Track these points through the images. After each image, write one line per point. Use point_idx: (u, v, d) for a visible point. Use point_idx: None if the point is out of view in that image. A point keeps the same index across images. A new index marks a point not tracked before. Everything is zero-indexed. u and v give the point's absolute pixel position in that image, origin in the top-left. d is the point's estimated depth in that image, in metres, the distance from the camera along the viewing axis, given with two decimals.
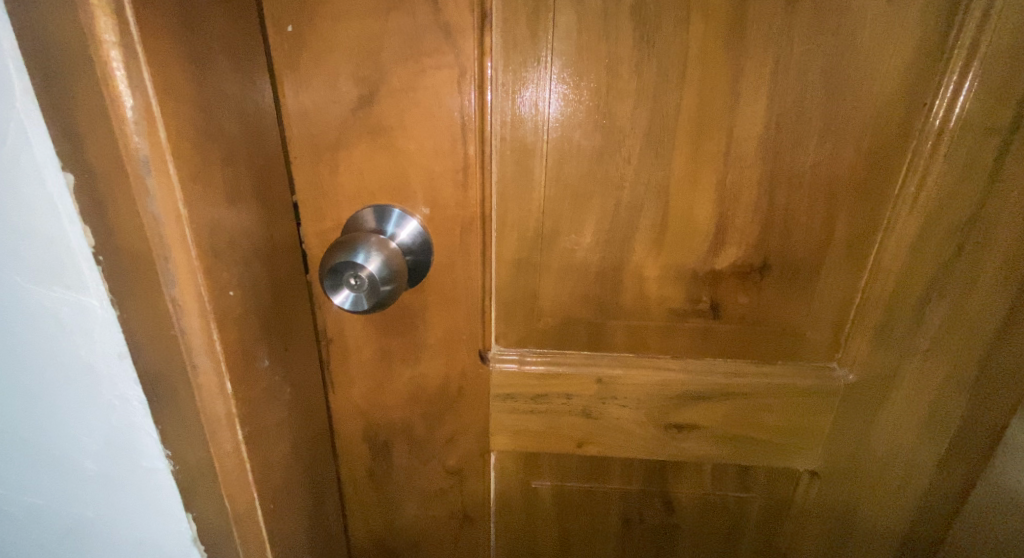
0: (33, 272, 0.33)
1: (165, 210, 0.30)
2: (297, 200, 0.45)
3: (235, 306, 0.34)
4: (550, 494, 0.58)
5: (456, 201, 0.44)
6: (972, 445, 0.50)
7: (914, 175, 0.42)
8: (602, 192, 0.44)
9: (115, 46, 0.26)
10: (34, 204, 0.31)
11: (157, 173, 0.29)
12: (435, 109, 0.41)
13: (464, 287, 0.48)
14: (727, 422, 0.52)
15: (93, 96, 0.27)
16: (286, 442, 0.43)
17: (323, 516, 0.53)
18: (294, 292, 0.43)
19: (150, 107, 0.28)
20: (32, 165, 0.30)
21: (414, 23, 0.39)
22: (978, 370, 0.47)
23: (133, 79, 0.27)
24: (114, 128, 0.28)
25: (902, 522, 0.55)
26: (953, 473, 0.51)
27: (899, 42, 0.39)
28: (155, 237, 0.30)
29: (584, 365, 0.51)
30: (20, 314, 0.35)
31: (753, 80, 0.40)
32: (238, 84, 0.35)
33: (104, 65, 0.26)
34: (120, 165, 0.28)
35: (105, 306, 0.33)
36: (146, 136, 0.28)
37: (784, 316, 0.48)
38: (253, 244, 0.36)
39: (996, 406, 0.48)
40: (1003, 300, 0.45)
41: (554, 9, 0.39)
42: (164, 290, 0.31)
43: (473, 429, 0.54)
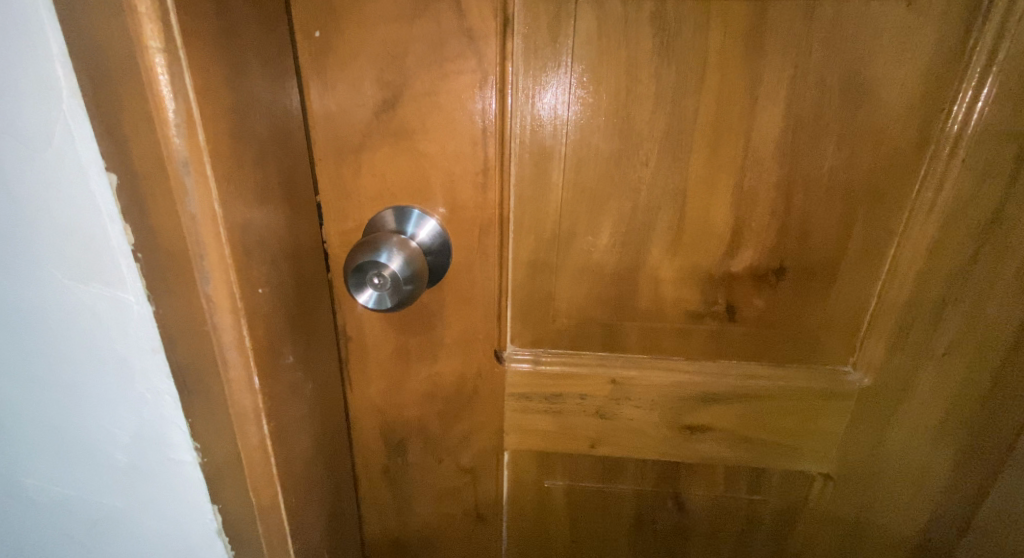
0: (73, 268, 0.34)
1: (203, 210, 0.31)
2: (320, 200, 0.45)
3: (263, 304, 0.35)
4: (563, 493, 0.59)
5: (475, 202, 0.45)
6: (988, 451, 0.50)
7: (931, 180, 0.42)
8: (619, 195, 0.45)
9: (159, 51, 0.27)
10: (78, 202, 0.32)
11: (195, 173, 0.30)
12: (457, 113, 0.42)
13: (481, 287, 0.48)
14: (741, 423, 0.53)
15: (138, 100, 0.28)
16: (308, 438, 0.43)
17: (341, 511, 0.54)
18: (317, 292, 0.44)
19: (190, 110, 0.29)
20: (77, 166, 0.31)
21: (438, 28, 0.40)
22: (995, 375, 0.47)
23: (175, 83, 0.28)
24: (157, 130, 0.29)
25: (916, 527, 0.55)
26: (968, 478, 0.51)
27: (918, 48, 0.39)
28: (191, 235, 0.31)
29: (599, 365, 0.51)
30: (59, 309, 0.36)
31: (772, 85, 0.41)
32: (269, 87, 0.36)
33: (150, 70, 0.27)
34: (161, 165, 0.30)
35: (141, 302, 0.34)
36: (187, 138, 0.29)
37: (799, 318, 0.48)
38: (281, 243, 0.37)
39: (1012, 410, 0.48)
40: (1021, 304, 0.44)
41: (575, 14, 0.40)
42: (199, 287, 0.32)
43: (488, 427, 0.55)
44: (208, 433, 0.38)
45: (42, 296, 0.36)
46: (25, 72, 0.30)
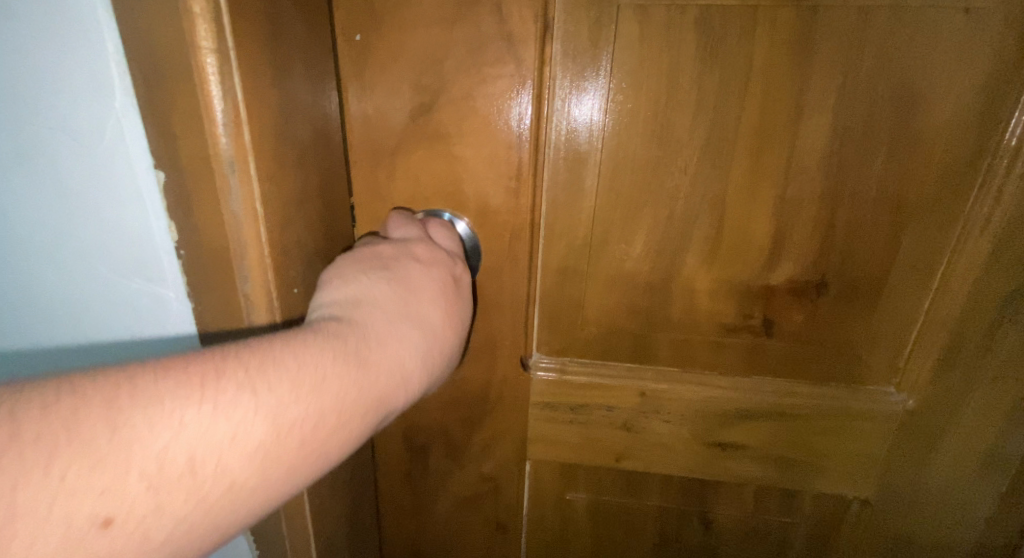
0: (116, 263, 0.35)
1: (245, 209, 0.31)
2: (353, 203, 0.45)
3: (298, 305, 0.35)
4: (586, 506, 0.57)
5: (508, 207, 0.45)
6: None
7: (986, 196, 0.41)
8: (654, 203, 0.44)
9: (210, 52, 0.27)
10: (123, 198, 0.33)
11: (240, 173, 0.30)
12: (493, 117, 0.42)
13: (511, 293, 0.48)
14: (775, 442, 0.51)
15: (188, 99, 0.28)
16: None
17: (362, 512, 0.53)
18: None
19: (238, 110, 0.29)
20: (126, 163, 0.32)
21: (478, 32, 0.40)
22: None
23: (225, 84, 0.28)
24: (205, 129, 0.29)
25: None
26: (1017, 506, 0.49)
27: (975, 59, 0.38)
28: (234, 235, 0.31)
29: (627, 378, 0.50)
30: (100, 302, 0.37)
31: (819, 94, 0.39)
32: (312, 88, 0.36)
33: (201, 70, 0.28)
34: (206, 164, 0.30)
35: (182, 298, 0.35)
36: (233, 137, 0.29)
37: (839, 334, 0.47)
38: (316, 243, 0.37)
39: None
40: None
41: (617, 20, 0.39)
42: (237, 286, 0.33)
43: (512, 436, 0.54)
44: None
45: (86, 288, 0.36)
46: (78, 70, 0.30)
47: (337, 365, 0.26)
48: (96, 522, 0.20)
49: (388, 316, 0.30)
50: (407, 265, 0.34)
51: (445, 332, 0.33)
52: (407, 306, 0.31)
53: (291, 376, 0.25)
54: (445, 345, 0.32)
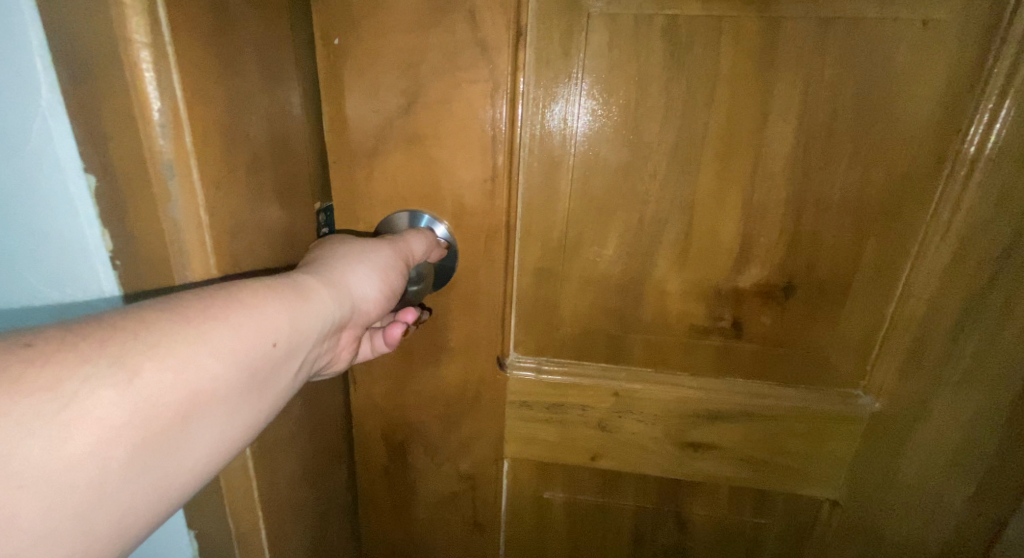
0: (48, 274, 0.36)
1: (188, 216, 0.33)
2: (317, 208, 0.45)
3: None
4: (563, 507, 0.57)
5: (483, 209, 0.46)
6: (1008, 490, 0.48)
7: (946, 202, 0.42)
8: (626, 206, 0.45)
9: (144, 48, 0.29)
10: (53, 205, 0.33)
11: (181, 177, 0.32)
12: (468, 120, 0.43)
13: (486, 293, 0.49)
14: (746, 443, 0.52)
15: (123, 100, 0.30)
16: (294, 434, 0.44)
17: (334, 511, 0.54)
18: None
19: (177, 112, 0.30)
20: (55, 166, 0.32)
21: (453, 38, 0.41)
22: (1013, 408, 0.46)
23: (162, 82, 0.30)
24: (142, 132, 0.30)
25: None
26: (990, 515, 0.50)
27: (933, 70, 0.39)
28: (176, 243, 0.33)
29: (600, 377, 0.51)
30: (31, 314, 0.37)
31: (783, 102, 0.41)
32: (269, 87, 0.37)
33: (135, 70, 0.29)
34: (146, 168, 0.31)
35: (116, 312, 0.36)
36: (173, 139, 0.31)
37: (808, 338, 0.48)
38: (269, 241, 0.39)
39: None
40: None
41: (587, 28, 0.41)
42: None
43: (488, 435, 0.54)
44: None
45: (20, 292, 0.37)
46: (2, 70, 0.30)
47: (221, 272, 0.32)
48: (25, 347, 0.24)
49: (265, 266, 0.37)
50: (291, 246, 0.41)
51: (327, 245, 0.39)
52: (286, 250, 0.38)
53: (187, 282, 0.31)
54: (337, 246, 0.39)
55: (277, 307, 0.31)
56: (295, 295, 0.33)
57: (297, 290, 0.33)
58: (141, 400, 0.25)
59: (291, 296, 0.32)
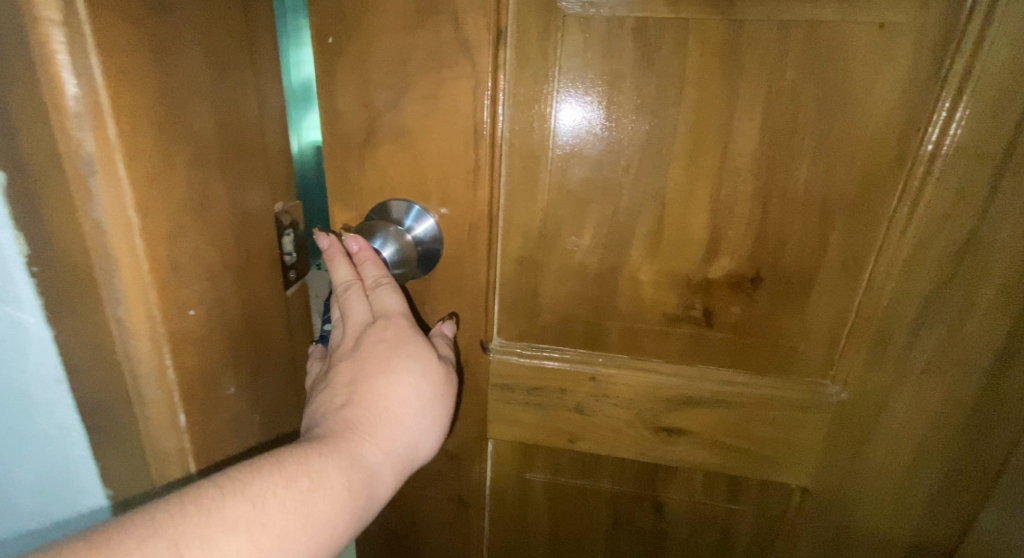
0: None
1: (114, 215, 0.34)
2: (277, 209, 0.47)
3: (194, 326, 0.40)
4: (543, 488, 0.60)
5: (467, 199, 0.49)
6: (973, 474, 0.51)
7: (907, 197, 0.44)
8: (601, 199, 0.48)
9: (59, 34, 0.29)
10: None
11: (105, 173, 0.32)
12: (452, 115, 0.46)
13: (470, 279, 0.52)
14: (718, 429, 0.54)
15: (41, 89, 0.31)
16: (253, 419, 0.47)
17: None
18: (272, 285, 0.48)
19: (97, 102, 0.31)
20: None
21: (437, 38, 0.44)
22: (978, 395, 0.48)
23: (79, 70, 0.30)
24: (62, 126, 0.31)
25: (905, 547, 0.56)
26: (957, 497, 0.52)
27: (891, 70, 0.41)
28: (103, 243, 0.34)
29: (578, 363, 0.53)
30: None
31: (747, 101, 0.43)
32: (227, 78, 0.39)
33: (52, 61, 0.30)
34: (71, 163, 0.32)
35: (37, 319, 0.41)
36: (96, 131, 0.31)
37: (777, 328, 0.50)
38: (218, 243, 0.40)
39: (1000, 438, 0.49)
40: (1004, 325, 0.46)
41: (562, 29, 0.43)
42: (113, 307, 0.37)
43: (472, 416, 0.57)
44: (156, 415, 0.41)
45: None
46: None
47: (302, 456, 0.36)
48: None
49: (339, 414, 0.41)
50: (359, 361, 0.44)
51: (389, 397, 0.42)
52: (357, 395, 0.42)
53: (274, 469, 0.34)
54: (402, 398, 0.43)
55: (338, 520, 0.36)
56: (358, 485, 0.38)
57: (363, 481, 0.38)
58: None
59: (353, 502, 0.37)
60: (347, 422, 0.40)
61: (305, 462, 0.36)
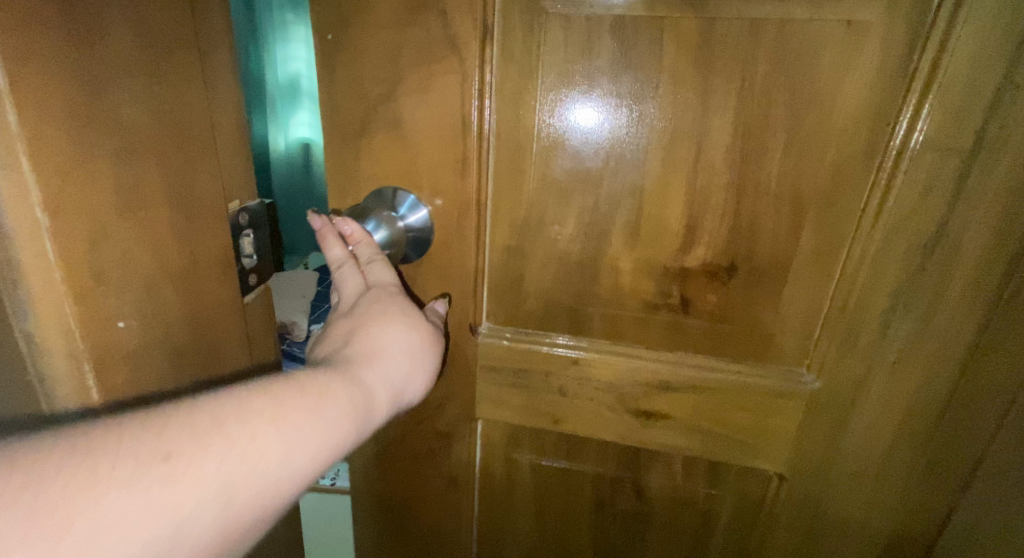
0: None
1: (19, 219, 0.29)
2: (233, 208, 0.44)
3: (124, 340, 0.35)
4: (529, 470, 0.62)
5: (456, 187, 0.51)
6: (946, 465, 0.52)
7: (878, 191, 0.45)
8: (582, 189, 0.50)
9: None
10: None
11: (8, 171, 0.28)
12: (441, 107, 0.49)
13: (459, 264, 0.54)
14: (696, 414, 0.55)
15: None
16: None
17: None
18: (224, 291, 0.43)
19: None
20: None
21: (427, 34, 0.47)
22: (952, 387, 0.50)
23: None
24: None
25: (880, 534, 0.57)
26: (931, 486, 0.54)
27: (859, 66, 0.43)
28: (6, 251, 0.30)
29: (561, 347, 0.56)
30: None
31: (721, 95, 0.45)
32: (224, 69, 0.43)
33: None
34: None
35: None
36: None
37: (752, 316, 0.51)
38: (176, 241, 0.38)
39: (977, 431, 0.50)
40: (974, 317, 0.47)
41: (544, 27, 0.46)
42: (21, 325, 0.32)
43: (461, 397, 0.59)
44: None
45: None
46: None
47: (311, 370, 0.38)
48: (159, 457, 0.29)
49: (336, 352, 0.43)
50: (355, 309, 0.46)
51: (389, 336, 0.45)
52: (358, 334, 0.44)
53: (290, 375, 0.36)
54: (401, 339, 0.46)
55: (348, 429, 0.37)
56: (362, 402, 0.39)
57: (366, 402, 0.40)
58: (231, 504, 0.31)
59: (360, 416, 0.39)
60: (348, 356, 0.42)
61: (315, 373, 0.38)
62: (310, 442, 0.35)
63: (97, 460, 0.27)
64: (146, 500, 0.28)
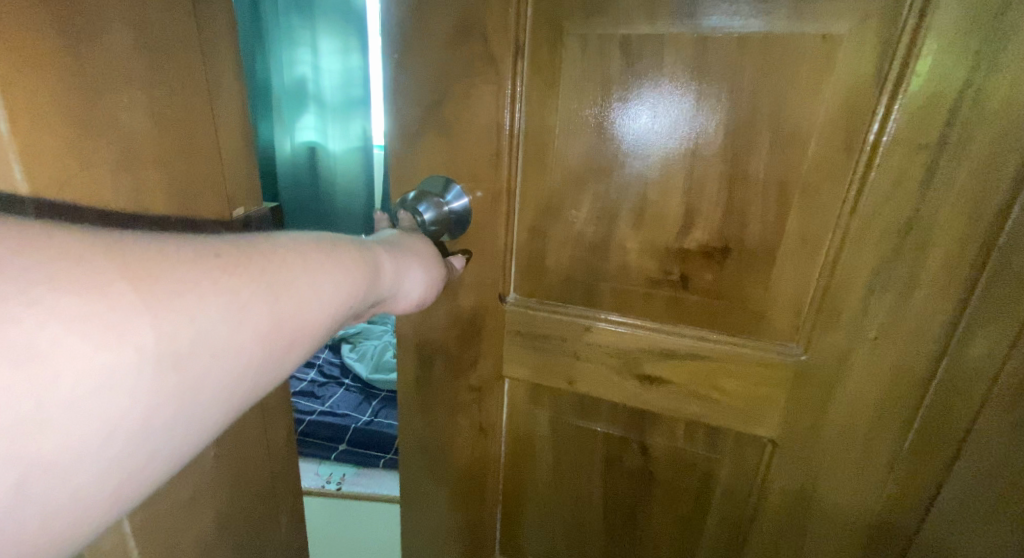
0: None
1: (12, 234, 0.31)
2: None
3: None
4: (548, 425, 0.71)
5: (490, 177, 0.62)
6: (931, 439, 0.57)
7: (855, 182, 0.52)
8: (595, 180, 0.59)
9: None
10: None
11: None
12: (480, 110, 0.60)
13: (492, 242, 0.64)
14: (693, 380, 0.63)
15: None
16: None
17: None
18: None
19: None
20: None
21: (471, 51, 0.58)
22: (932, 364, 0.54)
23: None
24: None
25: (870, 506, 0.61)
26: (919, 460, 0.58)
27: (835, 73, 0.49)
28: None
29: (577, 316, 0.65)
30: None
31: (713, 99, 0.53)
32: None
33: None
34: None
35: None
36: None
37: (744, 294, 0.58)
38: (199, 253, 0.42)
39: (963, 409, 0.55)
40: (949, 299, 0.52)
41: (565, 44, 0.55)
42: None
43: (492, 356, 0.69)
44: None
45: None
46: None
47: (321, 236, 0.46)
48: (210, 254, 0.36)
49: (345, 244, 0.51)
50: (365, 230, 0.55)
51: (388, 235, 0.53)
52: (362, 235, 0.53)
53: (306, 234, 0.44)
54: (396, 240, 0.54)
55: (358, 279, 0.45)
56: (366, 266, 0.47)
57: (370, 267, 0.47)
58: (268, 310, 0.39)
59: (368, 273, 0.47)
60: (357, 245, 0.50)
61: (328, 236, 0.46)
62: (329, 267, 0.43)
63: (164, 251, 0.34)
64: (189, 289, 0.34)
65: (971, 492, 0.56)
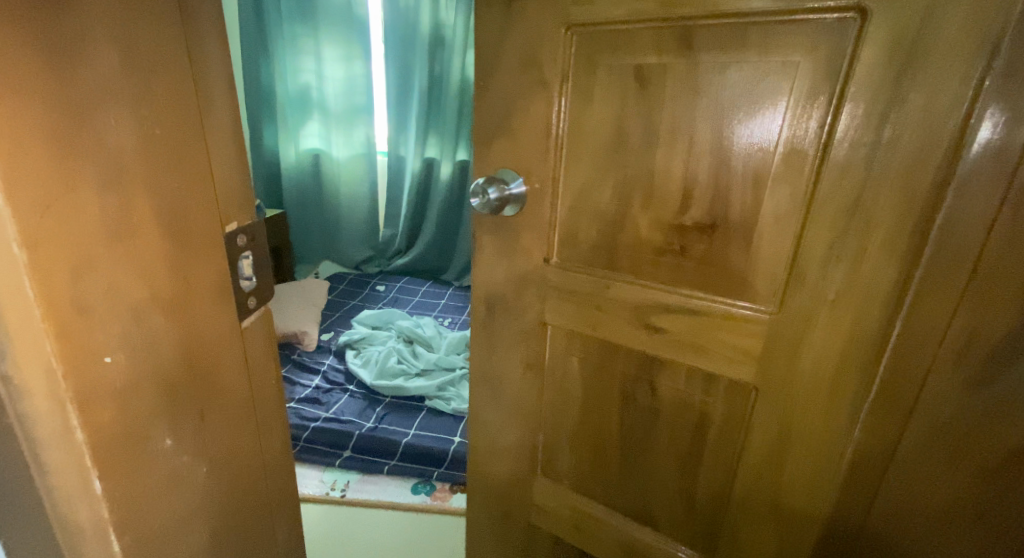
0: None
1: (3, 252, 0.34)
2: (231, 230, 0.49)
3: (108, 371, 0.40)
4: (579, 364, 0.90)
5: (540, 168, 0.83)
6: (888, 391, 0.68)
7: (814, 173, 0.66)
8: (616, 170, 0.78)
9: None
10: None
11: None
12: (534, 119, 0.81)
13: (539, 217, 0.86)
14: (689, 331, 0.78)
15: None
16: None
17: (269, 536, 0.64)
18: (223, 314, 0.50)
19: None
20: None
21: (530, 77, 0.80)
22: (884, 325, 0.66)
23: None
24: None
25: (839, 448, 0.73)
26: (879, 410, 0.69)
27: (793, 89, 0.64)
28: None
29: (601, 276, 0.84)
30: None
31: (703, 109, 0.70)
32: None
33: None
34: None
35: None
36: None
37: (729, 261, 0.74)
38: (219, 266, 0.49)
39: (915, 365, 0.65)
40: (894, 269, 0.64)
41: (596, 71, 0.76)
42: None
43: (537, 306, 0.90)
44: (65, 499, 0.41)
45: None
46: None
47: None
48: None
49: None
50: None
51: None
52: None
53: None
54: None
55: None
56: None
57: None
58: None
59: None
60: None
61: None
62: None
63: None
64: None
65: (924, 436, 0.67)
